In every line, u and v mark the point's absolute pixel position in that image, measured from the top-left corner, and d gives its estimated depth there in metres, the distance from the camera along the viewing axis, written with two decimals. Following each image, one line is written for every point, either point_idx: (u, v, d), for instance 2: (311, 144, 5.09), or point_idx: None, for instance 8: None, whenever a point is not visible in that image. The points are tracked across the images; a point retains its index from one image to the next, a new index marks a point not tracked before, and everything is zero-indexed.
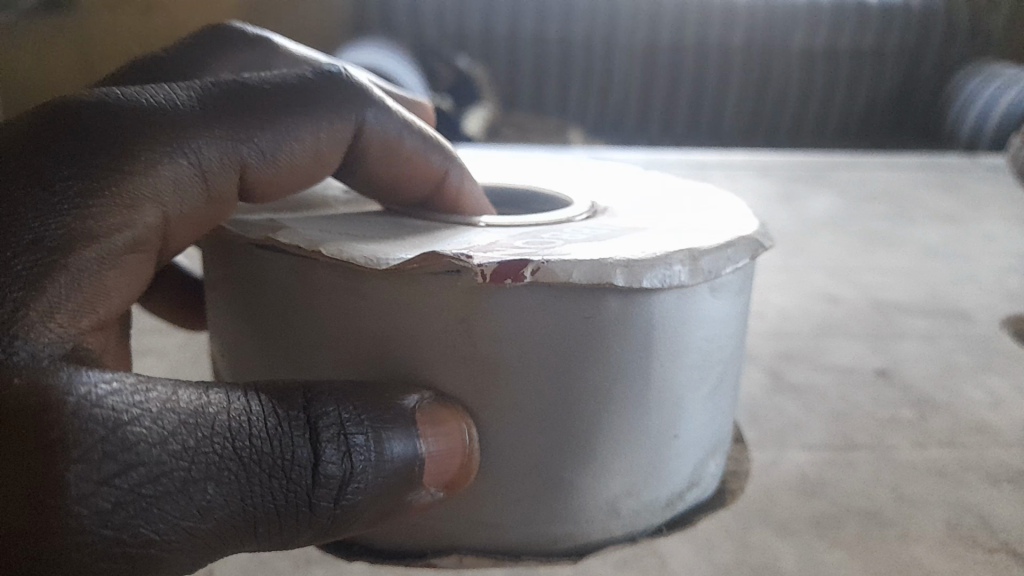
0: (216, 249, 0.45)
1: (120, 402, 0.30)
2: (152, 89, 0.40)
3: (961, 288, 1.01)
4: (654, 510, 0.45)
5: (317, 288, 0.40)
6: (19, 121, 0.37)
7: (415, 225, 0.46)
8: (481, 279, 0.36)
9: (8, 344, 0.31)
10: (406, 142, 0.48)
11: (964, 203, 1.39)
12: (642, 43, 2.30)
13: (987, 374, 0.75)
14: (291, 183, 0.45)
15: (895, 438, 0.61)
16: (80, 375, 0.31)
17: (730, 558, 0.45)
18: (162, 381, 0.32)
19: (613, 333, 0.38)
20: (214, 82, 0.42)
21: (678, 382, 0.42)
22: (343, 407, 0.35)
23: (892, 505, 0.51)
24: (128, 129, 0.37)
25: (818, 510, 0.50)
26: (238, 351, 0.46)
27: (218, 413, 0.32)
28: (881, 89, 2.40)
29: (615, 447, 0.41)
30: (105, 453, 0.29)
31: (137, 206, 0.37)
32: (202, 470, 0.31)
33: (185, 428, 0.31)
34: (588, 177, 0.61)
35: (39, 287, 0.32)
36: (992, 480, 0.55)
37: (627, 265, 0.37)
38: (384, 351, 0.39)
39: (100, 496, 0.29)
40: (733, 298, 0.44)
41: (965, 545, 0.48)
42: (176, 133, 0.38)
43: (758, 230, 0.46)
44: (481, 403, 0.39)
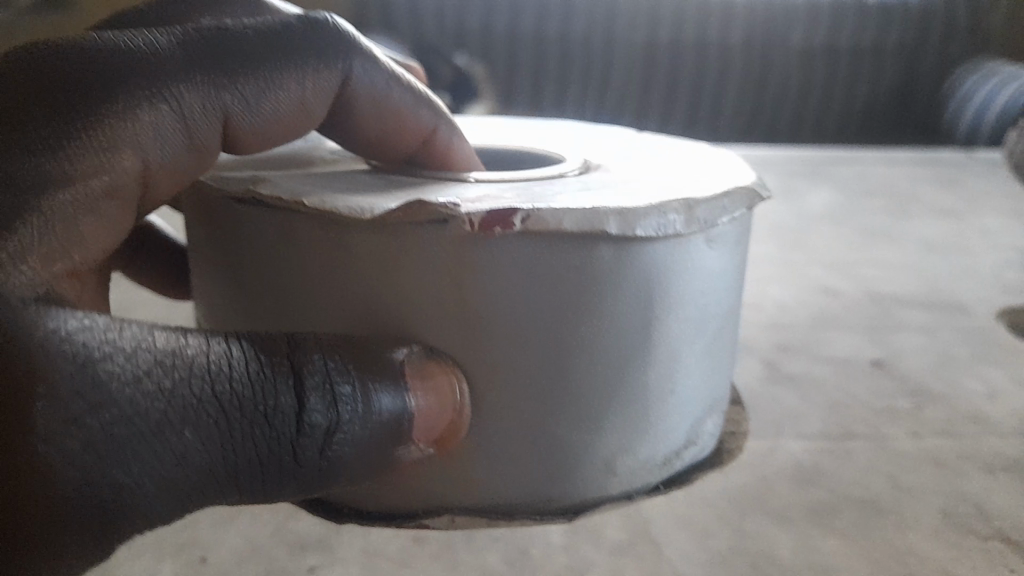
0: (195, 201, 0.43)
1: (92, 339, 0.29)
2: (133, 31, 0.39)
3: (959, 283, 0.99)
4: (651, 469, 0.44)
5: (301, 238, 0.38)
6: None
7: (404, 179, 0.45)
8: (469, 229, 0.35)
9: None
10: (394, 96, 0.48)
11: (965, 201, 1.36)
12: (642, 37, 2.22)
13: (985, 365, 0.74)
14: (276, 133, 0.44)
15: (890, 428, 0.59)
16: (49, 312, 0.29)
17: (725, 541, 0.42)
18: (136, 321, 0.30)
19: (607, 283, 0.37)
20: (196, 26, 0.40)
21: (674, 336, 0.41)
22: (330, 357, 0.33)
23: (888, 492, 0.49)
24: (106, 70, 0.36)
25: (815, 497, 0.47)
26: (220, 308, 0.44)
27: (197, 355, 0.30)
28: (882, 84, 2.35)
29: (610, 402, 0.40)
30: (74, 392, 0.28)
31: (114, 149, 0.36)
32: (178, 413, 0.29)
33: (161, 369, 0.30)
34: (582, 138, 0.60)
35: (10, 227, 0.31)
36: (988, 469, 0.54)
37: (619, 212, 0.36)
38: (370, 304, 0.38)
39: (70, 437, 0.28)
40: (730, 250, 0.42)
41: (963, 532, 0.45)
42: (155, 76, 0.37)
43: (754, 181, 0.45)
44: (472, 357, 0.38)
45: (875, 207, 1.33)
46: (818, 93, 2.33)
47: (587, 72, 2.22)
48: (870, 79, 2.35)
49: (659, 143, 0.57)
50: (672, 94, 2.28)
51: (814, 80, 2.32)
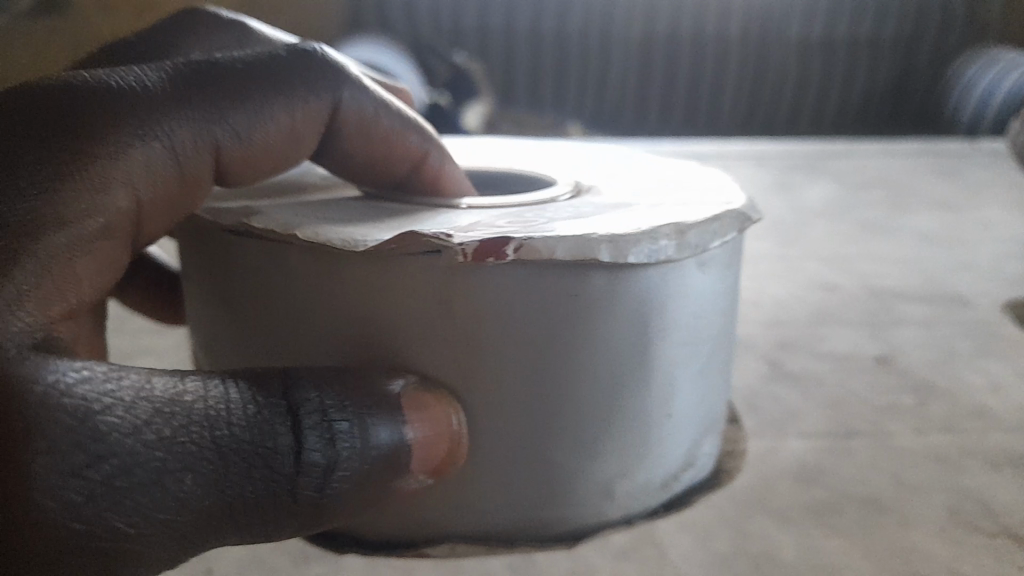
0: (188, 237, 0.43)
1: (91, 391, 0.29)
2: (122, 70, 0.39)
3: (960, 276, 0.99)
4: (649, 492, 0.44)
5: (293, 273, 0.38)
6: None
7: (391, 207, 0.44)
8: (462, 259, 0.35)
9: None
10: (384, 121, 0.48)
11: (963, 191, 1.37)
12: (637, 33, 2.27)
13: (987, 360, 0.74)
14: (268, 163, 0.44)
15: (892, 425, 0.60)
16: (49, 364, 0.29)
17: (727, 546, 0.43)
18: (135, 369, 0.31)
19: (599, 311, 0.37)
20: (186, 62, 0.40)
21: (668, 360, 0.41)
22: (325, 394, 0.34)
23: (890, 491, 0.50)
24: (98, 110, 0.36)
25: (817, 498, 0.48)
26: (214, 342, 0.44)
27: (196, 402, 0.31)
28: (879, 75, 2.36)
29: (607, 428, 0.40)
30: (74, 445, 0.28)
31: (105, 188, 0.36)
32: (178, 461, 0.30)
33: (160, 417, 0.30)
34: (579, 158, 0.60)
35: (6, 275, 0.31)
36: (992, 464, 0.54)
37: (611, 240, 0.37)
38: (364, 334, 0.38)
39: (71, 490, 0.28)
40: (722, 272, 0.43)
41: (966, 529, 0.46)
42: (146, 114, 0.37)
43: (744, 203, 0.45)
44: (467, 386, 0.38)
45: (874, 199, 1.34)
46: (812, 90, 2.36)
47: (583, 71, 2.28)
48: (866, 72, 2.36)
49: (653, 160, 0.57)
50: (669, 91, 2.32)
51: (812, 71, 2.35)
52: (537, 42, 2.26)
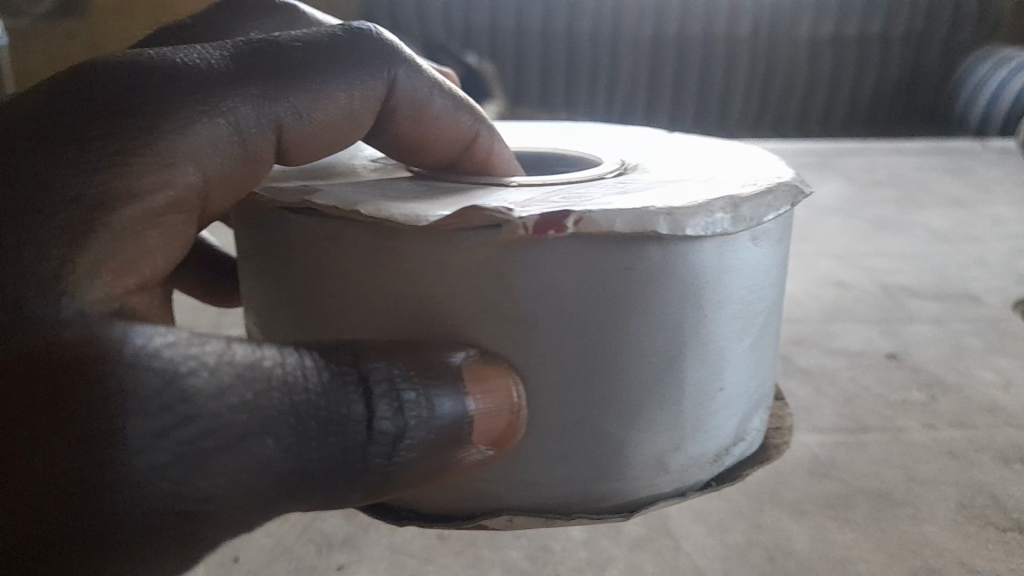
0: (245, 217, 0.44)
1: (176, 355, 0.30)
2: (185, 48, 0.40)
3: (973, 271, 1.00)
4: (702, 466, 0.44)
5: (354, 247, 0.39)
6: (53, 82, 0.37)
7: (443, 185, 0.45)
8: (524, 232, 0.35)
9: (57, 300, 0.32)
10: (436, 103, 0.49)
11: (972, 187, 1.38)
12: (649, 32, 2.23)
13: (997, 355, 0.78)
14: (325, 141, 0.45)
15: (904, 421, 0.65)
16: (133, 330, 0.31)
17: (743, 538, 0.50)
18: (214, 337, 0.32)
19: (657, 284, 0.38)
20: (245, 40, 0.41)
21: (721, 333, 0.41)
22: (393, 363, 0.35)
23: (902, 486, 0.55)
24: (164, 87, 0.37)
25: (831, 491, 0.55)
26: (272, 318, 0.45)
27: (274, 367, 0.32)
28: (890, 70, 2.36)
29: (661, 400, 0.41)
30: (163, 406, 0.29)
31: (176, 163, 0.37)
32: (260, 424, 0.31)
33: (241, 382, 0.31)
34: (613, 138, 0.61)
35: (85, 245, 0.33)
36: (1004, 460, 0.59)
37: (669, 213, 0.37)
38: (423, 309, 0.38)
39: (160, 450, 0.29)
40: (773, 247, 0.43)
41: (975, 523, 0.51)
42: (211, 91, 0.38)
43: (793, 177, 0.45)
44: (525, 359, 0.38)
45: (885, 197, 1.34)
46: (827, 85, 2.33)
47: (594, 68, 2.25)
48: (878, 69, 2.35)
49: (687, 141, 0.58)
50: (680, 89, 2.30)
51: (824, 69, 2.33)
52: (549, 38, 2.22)
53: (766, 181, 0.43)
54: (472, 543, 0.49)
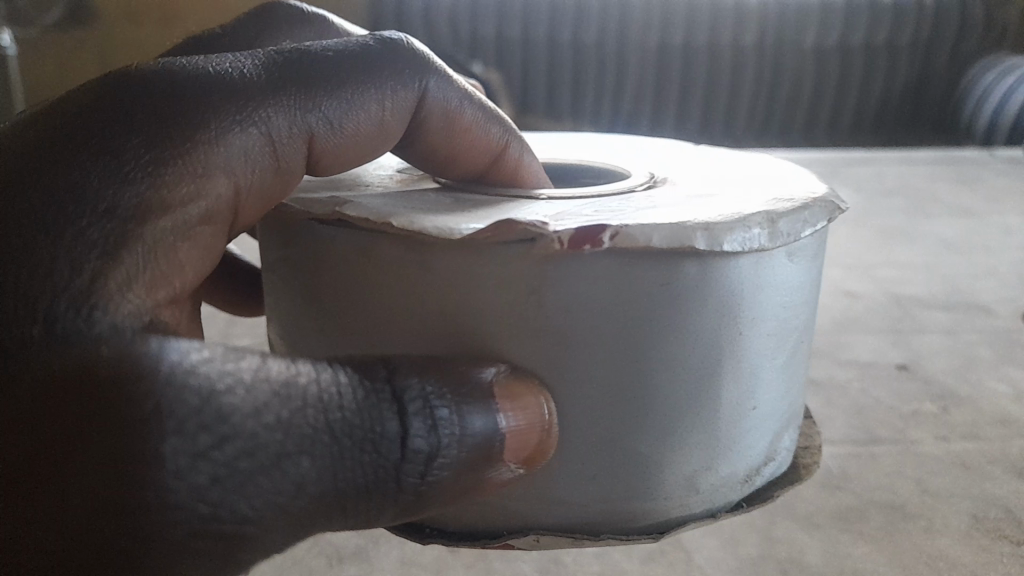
0: (274, 225, 0.43)
1: (212, 371, 0.31)
2: (219, 58, 0.40)
3: (981, 282, 0.99)
4: (733, 487, 0.44)
5: (386, 261, 0.38)
6: (87, 90, 0.37)
7: (474, 198, 0.44)
8: (558, 247, 0.35)
9: (88, 315, 0.31)
10: (466, 113, 0.49)
11: (983, 199, 1.35)
12: (655, 41, 2.13)
13: (1008, 365, 0.77)
14: (355, 153, 0.45)
15: (916, 433, 0.65)
16: (169, 346, 0.31)
17: (757, 552, 0.50)
18: (251, 351, 0.32)
19: (692, 300, 0.37)
20: (278, 49, 0.41)
21: (755, 351, 0.41)
22: (427, 380, 0.34)
23: (915, 498, 0.56)
24: (197, 97, 0.37)
25: (843, 504, 0.55)
26: (298, 330, 0.44)
27: (308, 384, 0.32)
28: (895, 84, 2.27)
29: (694, 418, 0.40)
30: (200, 425, 0.30)
31: (208, 176, 0.37)
32: (295, 444, 0.31)
33: (277, 398, 0.31)
34: (628, 151, 0.61)
35: (115, 259, 0.33)
36: (1016, 472, 0.59)
37: (706, 228, 0.36)
38: (454, 324, 0.38)
39: (198, 471, 0.30)
40: (809, 264, 0.42)
41: (986, 536, 0.52)
42: (243, 103, 0.38)
43: (828, 193, 0.44)
44: (556, 376, 0.38)
45: (895, 210, 1.31)
46: (836, 84, 2.24)
47: (601, 71, 2.14)
48: (885, 76, 2.25)
49: (710, 152, 0.58)
50: (685, 95, 2.20)
51: (828, 80, 2.23)
52: (555, 51, 2.11)
53: (802, 196, 0.42)
54: (484, 556, 0.50)
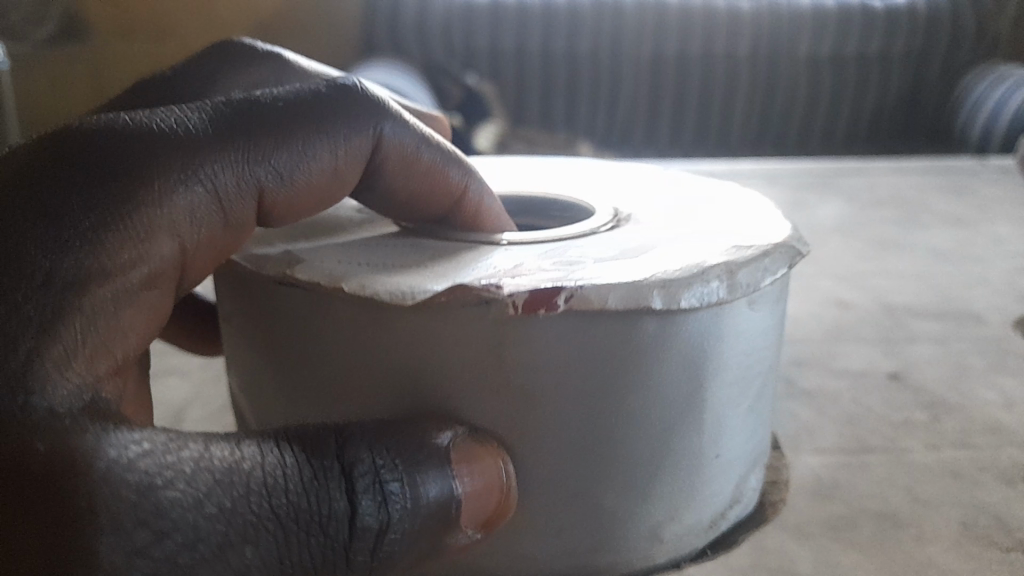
0: (229, 282, 0.43)
1: (153, 464, 0.31)
2: (164, 112, 0.39)
3: (971, 290, 1.00)
4: (698, 533, 0.44)
5: (339, 322, 0.38)
6: (26, 151, 0.37)
7: (435, 245, 0.45)
8: (513, 310, 0.34)
9: (23, 399, 0.31)
10: (423, 156, 0.48)
11: (970, 207, 1.36)
12: (650, 52, 2.26)
13: (998, 375, 0.76)
14: (312, 200, 0.45)
15: (908, 442, 0.63)
16: (109, 438, 0.31)
17: (747, 561, 0.47)
18: (193, 438, 0.33)
19: (652, 356, 0.37)
20: (227, 99, 0.41)
21: (719, 399, 0.40)
22: (377, 453, 0.34)
23: (906, 507, 0.54)
24: (140, 157, 0.36)
25: (835, 513, 0.53)
26: (257, 392, 0.44)
27: (253, 469, 0.32)
28: (888, 96, 2.42)
29: (656, 471, 0.39)
30: (138, 520, 0.30)
31: (152, 237, 0.36)
32: (238, 533, 0.31)
33: (218, 487, 0.31)
34: (603, 178, 0.61)
35: (52, 334, 0.32)
36: (1007, 479, 0.58)
37: (663, 285, 0.36)
38: (411, 384, 0.37)
39: (135, 567, 0.30)
40: (771, 309, 0.42)
41: (981, 546, 0.50)
42: (190, 159, 0.38)
43: (790, 235, 0.44)
44: (516, 436, 0.37)
45: (886, 217, 1.32)
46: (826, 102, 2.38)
47: (594, 92, 2.28)
48: (877, 88, 2.39)
49: (677, 181, 0.58)
50: (682, 102, 2.32)
51: (823, 90, 2.37)
52: (549, 59, 2.25)
53: (764, 240, 0.42)
54: None
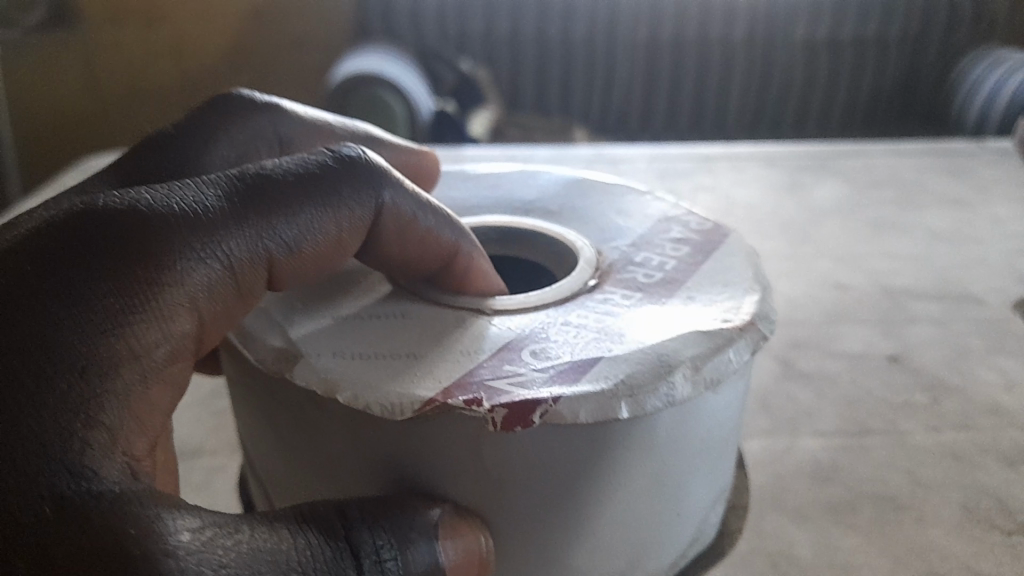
0: (232, 362, 0.47)
1: (214, 544, 0.33)
2: (181, 189, 0.40)
3: (971, 271, 1.04)
4: (660, 573, 0.49)
5: (335, 416, 0.41)
6: (49, 229, 0.38)
7: (424, 317, 0.47)
8: (493, 425, 0.38)
9: (80, 479, 0.33)
10: (421, 222, 0.47)
11: (969, 188, 1.34)
12: (644, 36, 2.31)
13: (999, 356, 0.85)
14: (315, 269, 0.45)
15: (909, 423, 0.75)
16: (171, 523, 0.33)
17: (748, 548, 0.60)
18: (238, 522, 0.35)
19: (619, 448, 0.41)
20: (238, 173, 0.42)
21: (679, 470, 0.45)
22: (377, 535, 0.38)
23: (907, 489, 0.66)
24: (159, 237, 0.37)
25: (837, 497, 0.65)
26: (265, 455, 0.48)
27: (291, 550, 0.35)
28: (884, 80, 2.42)
29: (622, 533, 0.44)
30: None
31: (172, 317, 0.37)
32: None
33: (271, 565, 0.34)
34: (593, 203, 0.63)
35: (93, 419, 0.34)
36: (1008, 462, 0.69)
37: (631, 395, 0.40)
38: (401, 469, 0.41)
39: None
40: (735, 386, 0.46)
41: (983, 529, 0.62)
42: (206, 237, 0.39)
43: (760, 313, 0.47)
44: (495, 514, 0.42)
45: (885, 200, 1.31)
46: (824, 86, 2.40)
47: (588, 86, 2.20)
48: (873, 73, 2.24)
49: (663, 206, 0.62)
50: None
51: (818, 77, 2.39)
52: None
53: (735, 321, 0.46)
54: None
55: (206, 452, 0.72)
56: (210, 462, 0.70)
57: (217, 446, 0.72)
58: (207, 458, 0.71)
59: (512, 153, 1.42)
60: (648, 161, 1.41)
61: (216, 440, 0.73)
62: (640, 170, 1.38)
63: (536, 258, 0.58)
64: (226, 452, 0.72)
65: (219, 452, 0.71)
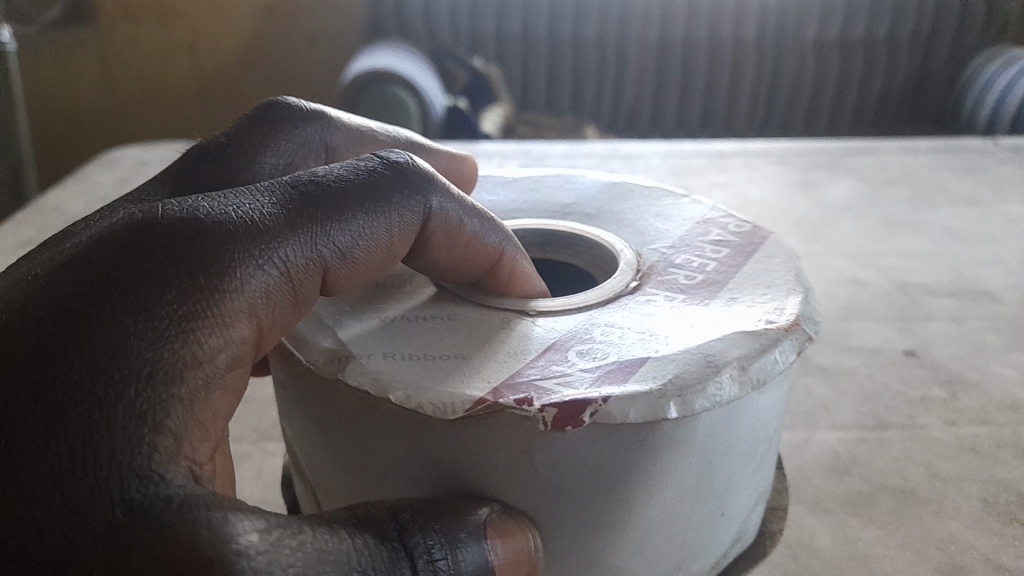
0: (282, 366, 0.48)
1: (279, 547, 0.34)
2: (237, 199, 0.41)
3: (984, 270, 1.04)
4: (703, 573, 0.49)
5: (385, 418, 0.42)
6: (112, 239, 0.39)
7: (470, 319, 0.48)
8: (544, 425, 0.39)
9: (149, 483, 0.34)
10: (468, 226, 0.48)
11: (985, 186, 1.33)
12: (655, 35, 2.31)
13: (1015, 351, 0.85)
14: (366, 276, 0.45)
15: (925, 417, 0.75)
16: (236, 525, 0.34)
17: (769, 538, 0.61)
18: (299, 526, 0.36)
19: (665, 447, 0.42)
20: (291, 182, 0.43)
21: (723, 471, 0.45)
22: (429, 535, 0.38)
23: (925, 482, 0.67)
24: (217, 246, 0.38)
25: (852, 488, 0.66)
26: (314, 457, 0.49)
27: (349, 549, 0.36)
28: (895, 78, 2.41)
29: (666, 534, 0.45)
30: None
31: (233, 323, 0.38)
32: None
33: (332, 565, 0.35)
34: (625, 206, 0.64)
35: (160, 426, 0.35)
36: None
37: (679, 395, 0.40)
38: (451, 470, 0.42)
39: None
40: (779, 388, 0.47)
41: (1001, 521, 0.62)
42: (261, 244, 0.39)
43: (805, 316, 0.48)
44: (543, 514, 0.43)
45: (897, 198, 1.30)
46: (836, 83, 2.39)
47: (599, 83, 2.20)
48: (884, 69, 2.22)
49: (694, 208, 0.62)
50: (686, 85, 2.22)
51: (831, 71, 2.38)
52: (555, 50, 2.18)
53: (779, 322, 0.46)
54: None
55: (233, 438, 0.74)
56: (238, 448, 0.72)
57: (244, 433, 0.74)
58: (235, 444, 0.73)
59: (526, 148, 1.43)
60: (662, 158, 1.42)
61: (243, 429, 0.75)
62: (653, 166, 1.39)
63: (575, 261, 0.59)
64: (254, 438, 0.74)
65: (246, 439, 0.73)
